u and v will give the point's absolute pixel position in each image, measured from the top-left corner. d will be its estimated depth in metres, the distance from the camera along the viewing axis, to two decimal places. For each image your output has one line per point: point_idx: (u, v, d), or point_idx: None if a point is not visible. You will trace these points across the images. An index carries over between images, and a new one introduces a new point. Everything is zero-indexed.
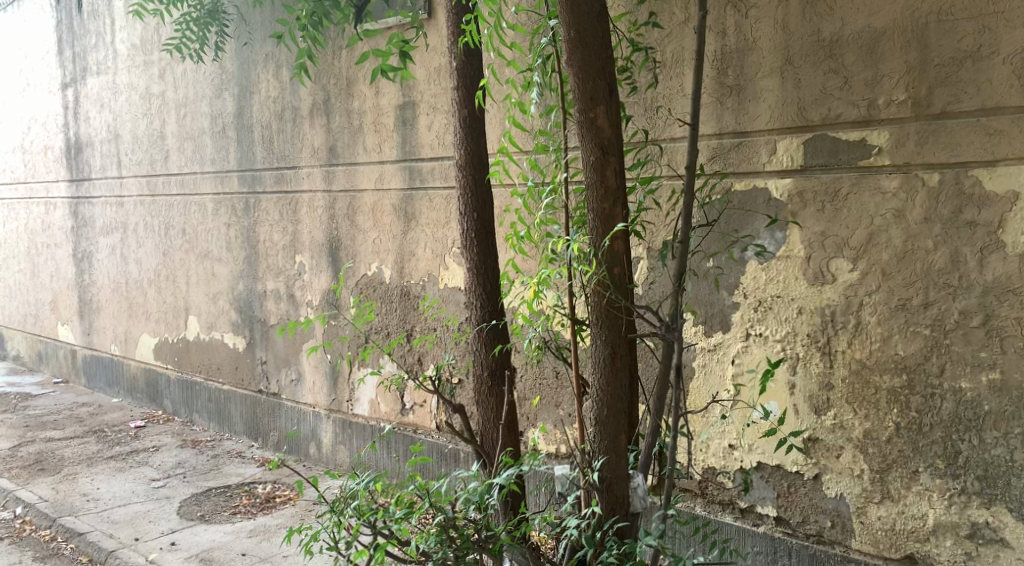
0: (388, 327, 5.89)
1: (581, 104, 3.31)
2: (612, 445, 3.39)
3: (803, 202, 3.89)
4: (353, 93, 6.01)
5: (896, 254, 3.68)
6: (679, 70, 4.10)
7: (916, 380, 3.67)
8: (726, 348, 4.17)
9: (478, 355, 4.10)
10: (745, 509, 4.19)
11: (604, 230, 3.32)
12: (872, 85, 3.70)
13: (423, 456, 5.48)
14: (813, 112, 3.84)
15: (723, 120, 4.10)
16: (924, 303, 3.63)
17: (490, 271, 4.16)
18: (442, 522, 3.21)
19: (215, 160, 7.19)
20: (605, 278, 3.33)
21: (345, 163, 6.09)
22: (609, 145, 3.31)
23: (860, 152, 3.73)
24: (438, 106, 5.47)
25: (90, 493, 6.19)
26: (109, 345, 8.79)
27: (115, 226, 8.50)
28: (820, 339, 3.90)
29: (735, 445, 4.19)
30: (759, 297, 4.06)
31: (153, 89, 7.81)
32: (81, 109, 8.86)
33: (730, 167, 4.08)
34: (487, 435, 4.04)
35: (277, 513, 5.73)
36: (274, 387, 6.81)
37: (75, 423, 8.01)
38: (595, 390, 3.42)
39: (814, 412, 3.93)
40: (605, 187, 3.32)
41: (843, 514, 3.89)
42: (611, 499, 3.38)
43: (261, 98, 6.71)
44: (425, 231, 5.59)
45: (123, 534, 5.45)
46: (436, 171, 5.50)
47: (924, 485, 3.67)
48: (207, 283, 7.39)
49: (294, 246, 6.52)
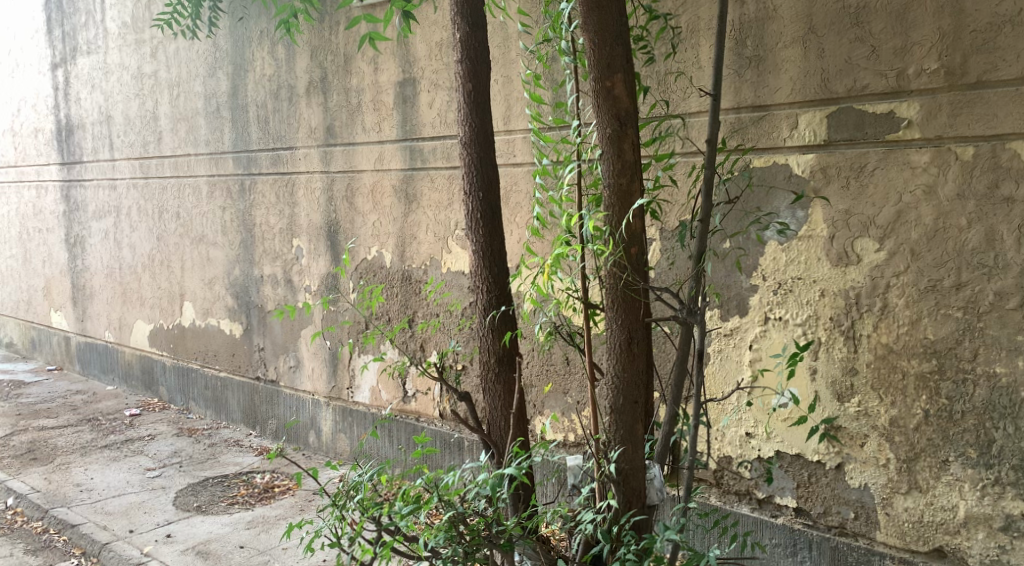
0: (389, 313, 5.70)
1: (597, 71, 3.12)
2: (628, 435, 3.20)
3: (826, 178, 3.71)
4: (351, 70, 5.80)
5: (926, 232, 3.49)
6: (695, 41, 3.93)
7: (946, 365, 3.49)
8: (744, 333, 4.00)
9: (485, 342, 3.91)
10: (763, 500, 4.02)
11: (622, 207, 3.14)
12: (901, 54, 3.50)
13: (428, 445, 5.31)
14: (838, 84, 3.65)
15: (742, 93, 3.91)
16: (956, 285, 3.44)
17: (497, 256, 3.96)
18: (450, 518, 3.01)
19: (209, 141, 6.99)
20: (623, 259, 3.15)
21: (344, 142, 5.88)
22: (627, 116, 3.12)
23: (887, 125, 3.55)
24: (439, 83, 5.27)
25: (83, 483, 6.01)
26: (103, 331, 8.60)
27: (108, 210, 8.29)
28: (843, 322, 3.72)
29: (752, 434, 4.02)
30: (779, 279, 3.87)
31: (145, 68, 7.59)
32: (71, 89, 8.64)
33: (750, 142, 3.89)
34: (496, 424, 3.88)
35: (275, 504, 5.56)
36: (272, 374, 6.63)
37: (69, 411, 7.82)
38: (610, 377, 3.23)
39: (837, 399, 3.76)
40: (622, 162, 3.13)
41: (867, 505, 3.72)
42: (627, 492, 3.20)
43: (256, 77, 6.50)
44: (427, 213, 5.40)
45: (118, 526, 5.27)
46: (438, 150, 5.30)
47: (955, 475, 3.50)
48: (203, 268, 7.19)
49: (291, 230, 6.32)
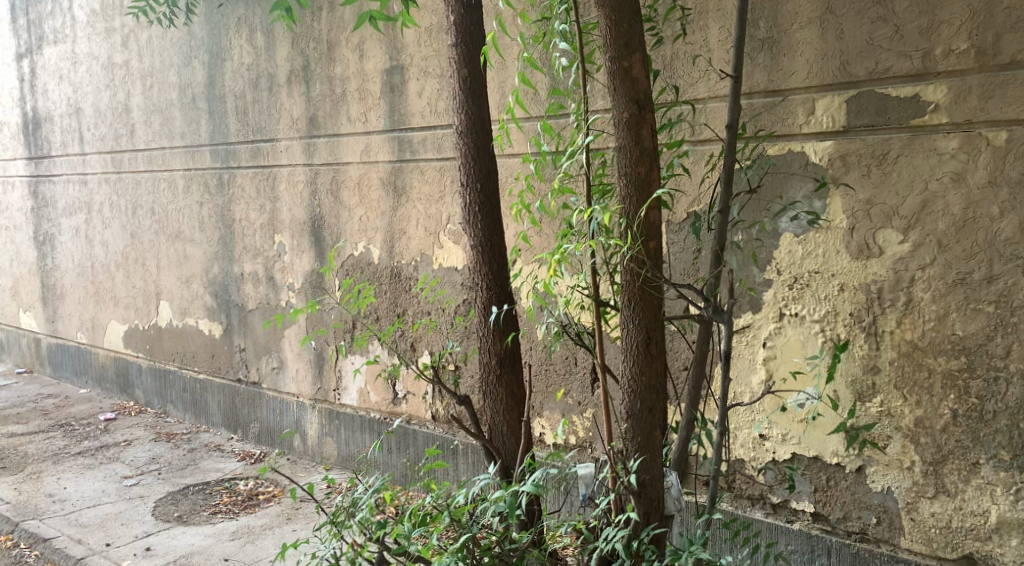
0: (378, 312, 5.47)
1: (613, 50, 2.94)
2: (646, 443, 3.01)
3: (845, 166, 3.51)
4: (335, 57, 5.54)
5: (954, 223, 3.31)
6: (704, 24, 3.74)
7: (976, 362, 3.31)
8: (757, 330, 3.80)
9: (485, 342, 3.71)
10: (778, 504, 3.83)
11: (640, 199, 2.95)
12: (928, 34, 3.31)
13: (438, 460, 5.11)
14: (858, 67, 3.46)
15: (754, 78, 3.71)
16: (988, 277, 3.26)
17: (496, 251, 3.74)
18: (462, 541, 2.84)
19: (184, 134, 6.70)
20: (641, 254, 2.96)
21: (327, 134, 5.63)
22: (645, 99, 2.94)
23: (911, 110, 3.36)
24: (429, 70, 5.03)
25: (56, 493, 5.72)
26: (75, 332, 8.28)
27: (78, 206, 7.97)
28: (865, 319, 3.52)
29: (767, 435, 3.82)
30: (794, 273, 3.68)
31: (116, 58, 7.29)
32: (38, 81, 8.30)
33: (764, 130, 3.68)
34: (496, 429, 3.68)
35: (261, 512, 5.30)
36: (254, 375, 6.38)
37: (39, 416, 7.51)
38: (626, 381, 3.03)
39: (858, 398, 3.57)
40: (640, 149, 2.94)
41: (890, 509, 3.53)
42: (646, 503, 3.00)
43: (233, 66, 6.23)
44: (417, 206, 5.16)
45: (93, 539, 5.00)
46: (428, 142, 5.07)
47: (986, 478, 3.31)
48: (180, 266, 6.90)
49: (272, 226, 6.06)
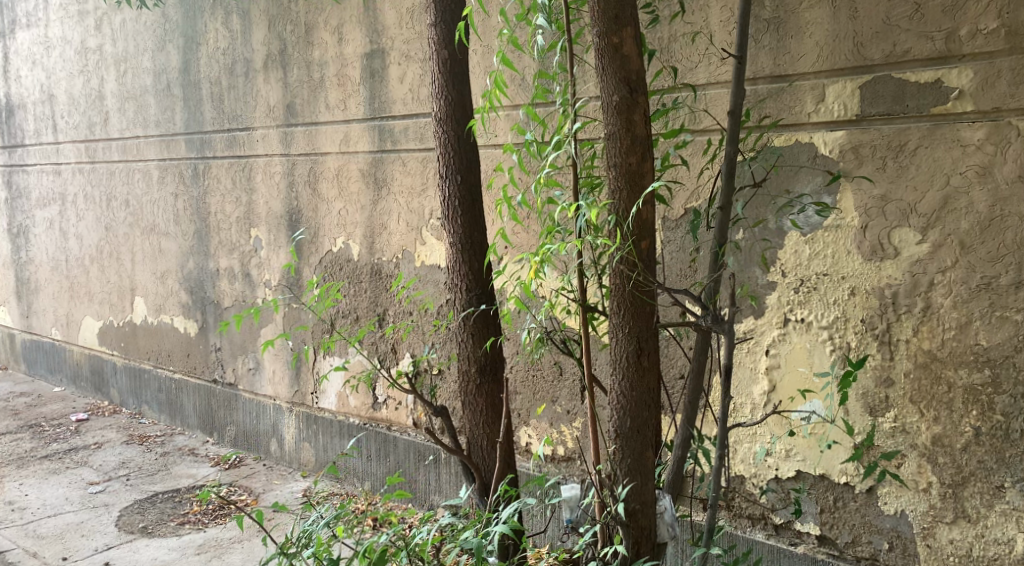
0: (357, 311, 5.16)
1: (602, 25, 2.63)
2: (637, 466, 2.71)
3: (858, 159, 3.21)
4: (313, 41, 5.22)
5: (979, 221, 3.00)
6: (704, 2, 3.43)
7: (1002, 376, 3.00)
8: (760, 336, 3.49)
9: (464, 348, 3.40)
10: (781, 525, 3.52)
11: (632, 192, 2.64)
12: (952, 12, 3.00)
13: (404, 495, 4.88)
14: (873, 49, 3.15)
15: (758, 62, 3.40)
16: (1016, 283, 2.95)
17: (477, 249, 3.43)
18: None
19: (159, 122, 6.39)
20: (632, 255, 2.65)
21: (305, 122, 5.30)
22: (636, 79, 2.64)
23: (933, 97, 3.05)
24: (411, 53, 4.72)
25: (16, 500, 5.42)
26: (49, 329, 7.97)
27: (52, 197, 7.65)
28: (878, 326, 3.21)
29: (768, 452, 3.51)
30: (801, 275, 3.36)
31: (89, 43, 6.98)
32: (11, 66, 7.98)
33: (768, 120, 3.37)
34: (476, 443, 3.38)
35: (230, 524, 4.99)
36: (230, 376, 6.07)
37: (9, 416, 7.19)
38: (614, 396, 2.73)
39: (868, 413, 3.26)
40: (631, 137, 2.63)
41: (904, 535, 3.22)
42: (636, 533, 2.70)
43: (208, 50, 5.92)
44: (399, 200, 4.85)
45: (49, 553, 4.69)
46: (410, 131, 4.75)
47: (1012, 504, 3.00)
48: (154, 260, 6.58)
49: (248, 218, 5.75)
